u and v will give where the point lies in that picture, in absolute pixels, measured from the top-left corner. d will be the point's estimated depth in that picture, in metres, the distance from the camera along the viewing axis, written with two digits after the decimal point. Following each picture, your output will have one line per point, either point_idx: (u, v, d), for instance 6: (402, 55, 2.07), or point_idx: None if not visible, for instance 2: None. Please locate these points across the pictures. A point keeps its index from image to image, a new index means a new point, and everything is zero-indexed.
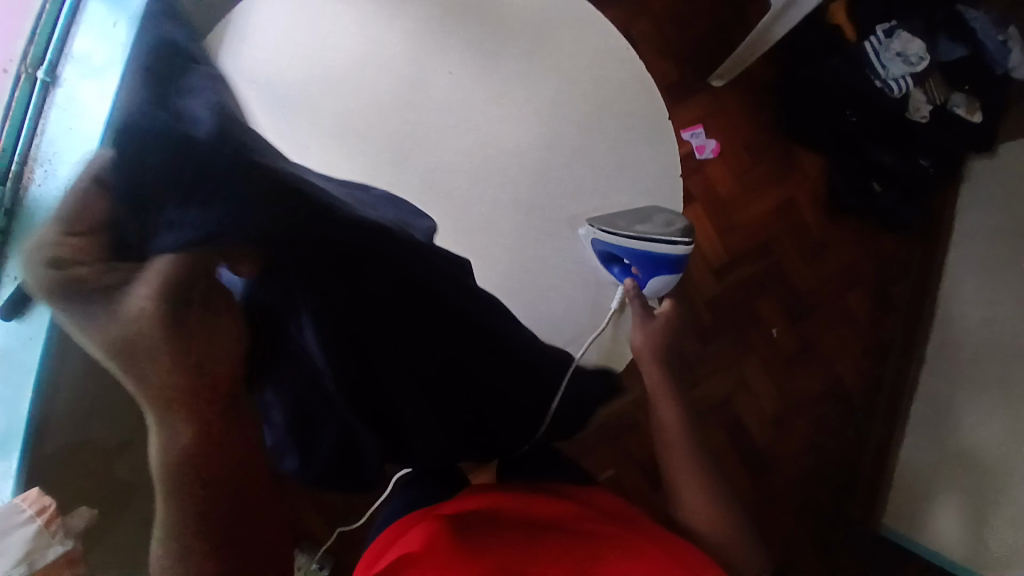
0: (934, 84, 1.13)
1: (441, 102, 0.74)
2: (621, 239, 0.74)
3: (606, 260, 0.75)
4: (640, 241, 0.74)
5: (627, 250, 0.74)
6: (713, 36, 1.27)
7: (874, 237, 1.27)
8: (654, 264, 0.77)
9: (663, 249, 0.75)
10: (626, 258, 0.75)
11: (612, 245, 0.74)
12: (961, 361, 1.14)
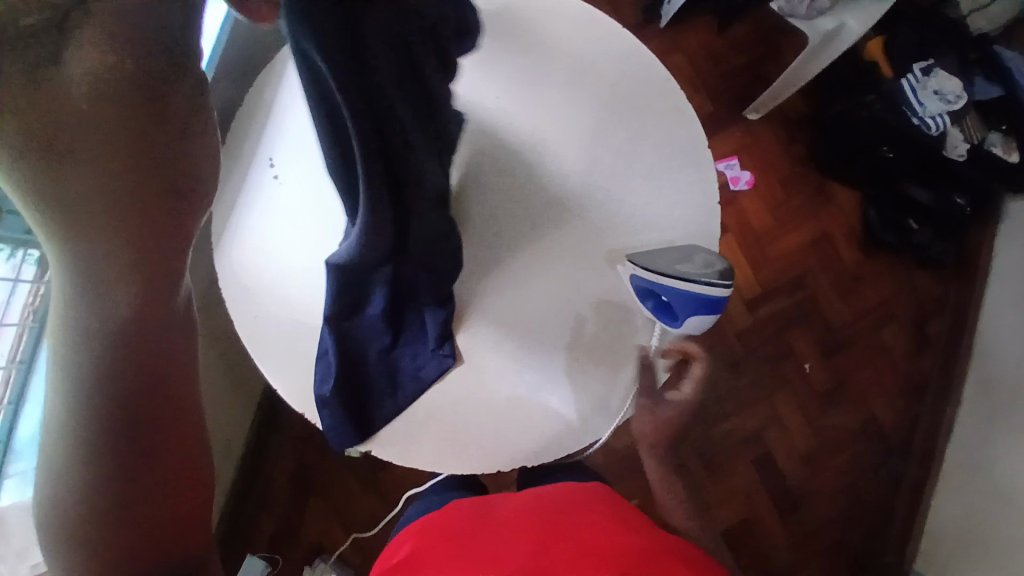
0: (972, 123, 1.11)
1: (487, 123, 0.78)
2: (657, 274, 0.68)
3: (646, 295, 0.71)
4: (678, 277, 0.68)
5: (666, 286, 0.68)
6: (748, 71, 1.29)
7: (911, 273, 1.27)
8: (686, 303, 0.68)
9: (694, 289, 0.67)
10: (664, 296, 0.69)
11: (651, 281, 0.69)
12: (996, 402, 1.11)
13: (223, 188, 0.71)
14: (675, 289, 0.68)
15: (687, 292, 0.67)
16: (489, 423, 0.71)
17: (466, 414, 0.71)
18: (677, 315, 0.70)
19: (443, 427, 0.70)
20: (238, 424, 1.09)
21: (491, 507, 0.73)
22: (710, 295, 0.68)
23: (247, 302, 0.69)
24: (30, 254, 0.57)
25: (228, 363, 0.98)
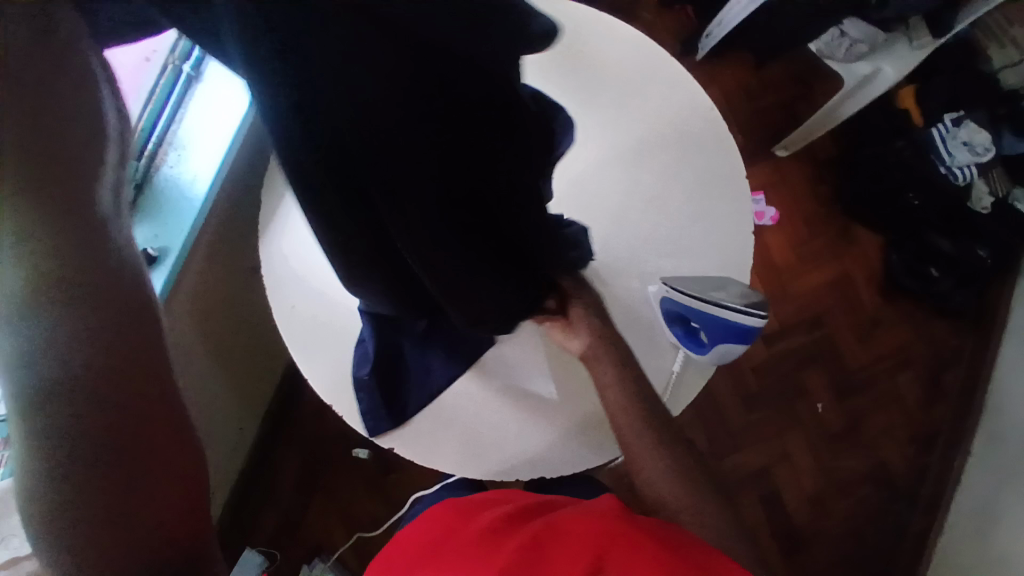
0: (998, 177, 1.17)
1: None
2: (691, 296, 0.68)
3: (677, 318, 0.71)
4: (712, 303, 0.67)
5: (699, 310, 0.67)
6: (781, 110, 1.32)
7: (929, 321, 1.27)
8: (717, 331, 0.67)
9: (725, 315, 0.66)
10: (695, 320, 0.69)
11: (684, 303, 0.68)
12: (1007, 456, 1.10)
13: (275, 176, 0.73)
14: (707, 314, 0.67)
15: (720, 319, 0.66)
16: (512, 429, 0.70)
17: (490, 427, 0.71)
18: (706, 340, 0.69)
19: (465, 430, 0.70)
20: (252, 413, 1.10)
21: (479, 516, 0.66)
22: (743, 324, 0.65)
23: (286, 292, 0.70)
24: None
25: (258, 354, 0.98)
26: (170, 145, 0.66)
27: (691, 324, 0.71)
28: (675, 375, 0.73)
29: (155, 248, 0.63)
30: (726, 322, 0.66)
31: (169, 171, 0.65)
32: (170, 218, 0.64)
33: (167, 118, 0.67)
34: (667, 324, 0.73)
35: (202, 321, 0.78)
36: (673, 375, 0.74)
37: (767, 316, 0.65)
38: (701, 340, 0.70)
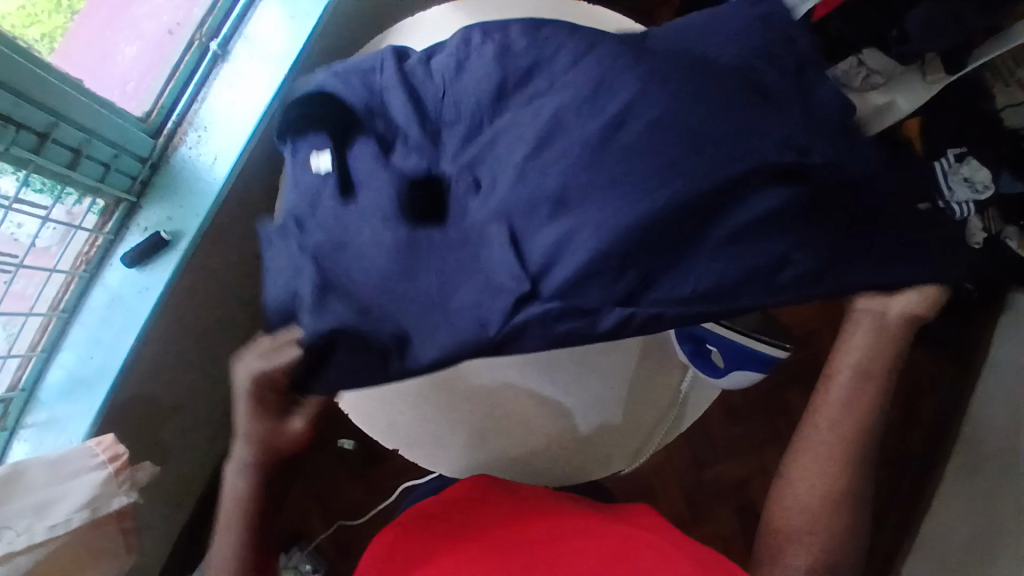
0: (992, 215, 1.14)
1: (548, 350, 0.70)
2: (714, 322, 0.64)
3: (690, 341, 0.68)
4: (736, 329, 0.64)
5: (720, 335, 0.64)
6: None
7: (911, 349, 1.32)
8: (739, 357, 0.65)
9: (751, 342, 0.64)
10: (710, 344, 0.66)
11: (704, 327, 0.65)
12: (976, 484, 1.13)
13: None
14: (732, 340, 0.64)
15: (745, 348, 0.64)
16: (515, 439, 0.69)
17: (495, 439, 0.69)
18: (722, 364, 0.67)
19: (470, 438, 0.69)
20: (240, 397, 1.09)
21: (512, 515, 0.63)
22: (769, 355, 0.64)
23: None
24: (95, 204, 0.62)
25: (259, 339, 0.97)
26: (193, 125, 0.65)
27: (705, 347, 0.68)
28: (680, 396, 0.71)
29: (169, 231, 0.62)
30: (749, 348, 0.64)
31: (192, 152, 0.64)
32: (186, 203, 0.63)
33: (190, 98, 0.65)
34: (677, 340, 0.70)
35: (203, 306, 0.77)
36: (679, 395, 0.72)
37: (790, 348, 0.64)
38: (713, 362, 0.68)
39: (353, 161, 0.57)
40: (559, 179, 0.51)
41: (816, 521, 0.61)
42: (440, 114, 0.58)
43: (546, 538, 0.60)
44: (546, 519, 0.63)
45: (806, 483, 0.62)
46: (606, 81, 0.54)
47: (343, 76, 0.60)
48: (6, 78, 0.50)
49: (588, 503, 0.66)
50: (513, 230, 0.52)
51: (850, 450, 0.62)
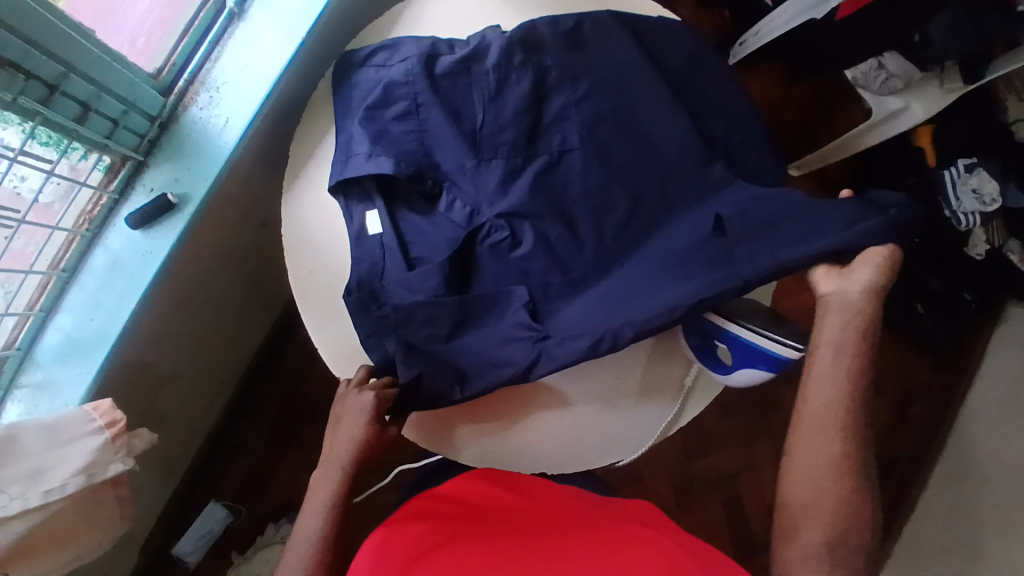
0: (996, 228, 1.13)
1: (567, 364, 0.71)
2: (727, 318, 0.66)
3: (702, 336, 0.69)
4: (748, 326, 0.65)
5: (731, 332, 0.65)
6: (799, 129, 1.33)
7: (905, 353, 1.32)
8: (746, 354, 0.65)
9: (759, 339, 0.64)
10: (720, 340, 0.67)
11: (717, 322, 0.66)
12: (964, 492, 1.14)
13: (308, 134, 0.70)
14: (740, 337, 0.65)
15: (755, 345, 0.64)
16: (532, 438, 0.69)
17: (511, 436, 0.69)
18: (732, 362, 0.67)
19: (489, 441, 0.69)
20: (235, 366, 1.08)
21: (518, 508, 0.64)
22: (778, 355, 0.63)
23: (296, 247, 0.67)
24: (101, 161, 0.60)
25: (258, 307, 0.95)
26: (205, 85, 0.63)
27: (716, 343, 0.69)
28: (684, 390, 0.72)
29: (176, 193, 0.60)
30: (758, 345, 0.64)
31: (202, 113, 0.62)
32: (194, 165, 0.61)
33: (202, 56, 0.63)
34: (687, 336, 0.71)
35: (206, 274, 0.75)
36: (683, 388, 0.72)
37: (803, 350, 0.62)
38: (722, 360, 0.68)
39: (404, 224, 0.68)
40: (587, 269, 0.70)
41: (825, 494, 0.58)
42: (482, 152, 0.68)
43: (548, 522, 0.61)
44: (536, 493, 0.67)
45: (817, 455, 0.59)
46: (602, 175, 0.71)
47: (392, 121, 0.66)
48: (16, 23, 0.47)
49: (590, 500, 0.67)
50: (539, 304, 0.69)
51: (857, 433, 0.60)
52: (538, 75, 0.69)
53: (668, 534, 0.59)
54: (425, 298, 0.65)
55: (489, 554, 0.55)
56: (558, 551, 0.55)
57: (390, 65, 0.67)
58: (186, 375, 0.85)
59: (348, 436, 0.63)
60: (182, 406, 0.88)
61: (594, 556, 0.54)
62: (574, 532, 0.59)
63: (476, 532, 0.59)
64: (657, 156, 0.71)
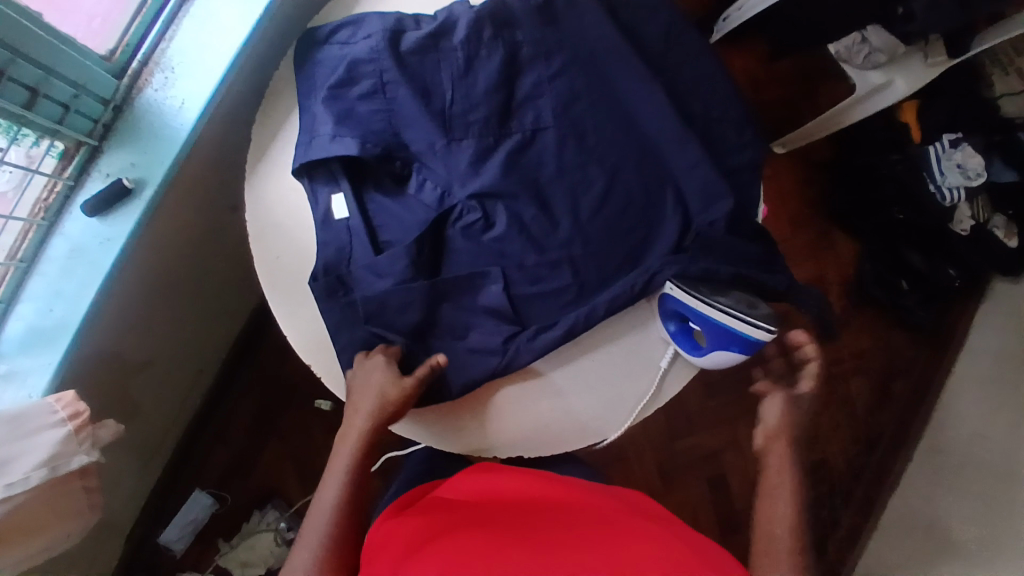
0: (981, 204, 1.14)
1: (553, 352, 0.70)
2: (700, 299, 0.65)
3: (675, 318, 0.68)
4: (720, 307, 0.64)
5: (704, 314, 0.65)
6: (783, 106, 1.31)
7: (889, 330, 1.32)
8: (718, 335, 0.65)
9: (728, 320, 0.64)
10: (693, 321, 0.67)
11: (689, 303, 0.65)
12: (946, 467, 1.15)
13: (270, 114, 0.68)
14: (711, 318, 0.64)
15: (731, 325, 0.64)
16: (523, 425, 0.68)
17: (501, 422, 0.68)
18: (707, 344, 0.67)
19: (482, 428, 0.68)
20: (214, 353, 1.07)
21: (524, 499, 0.63)
22: (750, 336, 0.63)
23: (262, 232, 0.65)
24: (54, 147, 0.58)
25: (234, 294, 0.94)
26: (160, 66, 0.61)
27: (690, 326, 0.68)
28: (661, 371, 0.71)
29: (132, 178, 0.59)
30: (728, 326, 0.64)
31: (157, 95, 0.60)
32: (151, 148, 0.59)
33: (156, 35, 0.61)
34: (663, 318, 0.70)
35: (174, 260, 0.73)
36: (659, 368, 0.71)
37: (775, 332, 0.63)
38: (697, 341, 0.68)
39: (372, 206, 0.66)
40: (564, 253, 0.68)
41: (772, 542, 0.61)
42: (453, 132, 0.66)
43: (554, 512, 0.60)
44: (543, 483, 0.65)
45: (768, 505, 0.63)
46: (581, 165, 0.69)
47: (358, 100, 0.64)
48: None
49: (598, 491, 0.66)
50: (513, 287, 0.68)
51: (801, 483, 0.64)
52: (509, 51, 0.67)
53: (666, 526, 0.58)
54: (392, 281, 0.64)
55: (496, 542, 0.54)
56: (562, 539, 0.54)
57: (355, 42, 0.65)
58: (159, 363, 0.83)
59: (358, 424, 0.63)
60: (158, 395, 0.86)
61: (601, 544, 0.53)
62: (579, 522, 0.57)
63: (477, 524, 0.58)
64: (631, 144, 0.70)
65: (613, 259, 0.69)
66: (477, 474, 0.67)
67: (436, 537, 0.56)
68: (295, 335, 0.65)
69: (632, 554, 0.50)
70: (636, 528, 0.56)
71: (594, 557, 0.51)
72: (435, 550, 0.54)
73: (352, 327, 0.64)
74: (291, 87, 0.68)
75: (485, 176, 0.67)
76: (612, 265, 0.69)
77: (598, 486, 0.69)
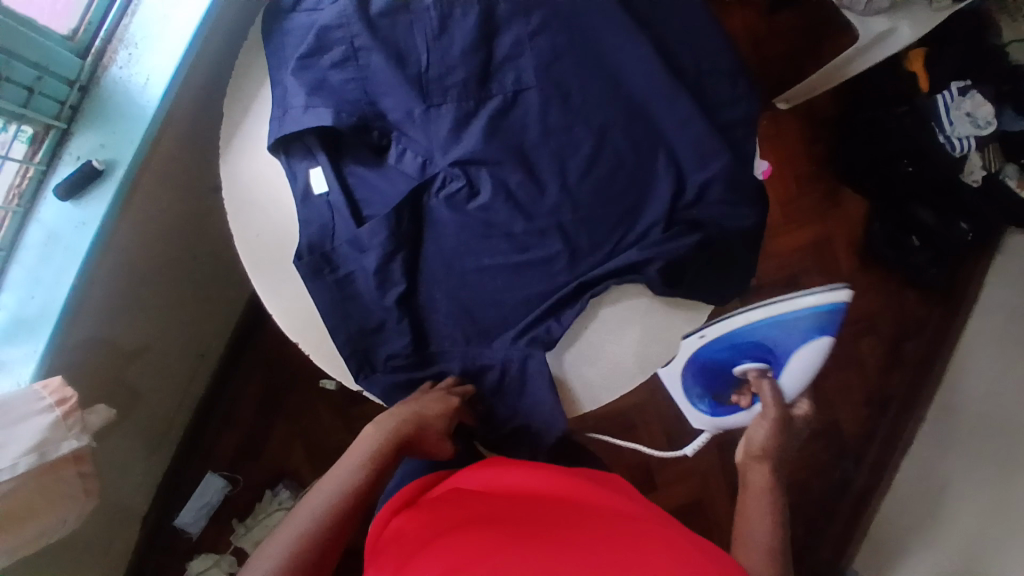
0: (992, 152, 1.11)
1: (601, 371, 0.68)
2: (745, 311, 0.69)
3: (725, 351, 0.70)
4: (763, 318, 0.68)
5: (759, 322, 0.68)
6: (786, 61, 1.26)
7: (900, 289, 1.28)
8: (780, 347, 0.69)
9: (788, 319, 0.68)
10: (758, 356, 0.70)
11: (738, 327, 0.69)
12: (958, 425, 1.13)
13: (240, 86, 0.66)
14: (763, 330, 0.69)
15: (789, 319, 0.68)
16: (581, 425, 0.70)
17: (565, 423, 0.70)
18: (775, 368, 0.70)
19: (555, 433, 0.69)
20: (214, 337, 1.07)
21: (530, 492, 0.62)
22: (821, 309, 0.68)
23: (239, 209, 0.64)
24: (22, 131, 0.57)
25: (229, 277, 0.93)
26: (123, 42, 0.59)
27: (752, 367, 0.71)
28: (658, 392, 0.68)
29: (102, 159, 0.57)
30: (788, 329, 0.68)
31: (122, 73, 0.58)
32: (119, 128, 0.58)
33: (118, 11, 0.59)
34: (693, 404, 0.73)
35: (157, 242, 0.73)
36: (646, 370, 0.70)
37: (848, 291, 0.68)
38: (738, 403, 0.72)
39: (352, 179, 0.65)
40: (551, 218, 0.66)
41: None
42: (432, 97, 0.64)
43: (559, 505, 0.59)
44: (550, 475, 0.64)
45: None
46: (566, 124, 0.66)
47: (330, 69, 0.62)
48: None
49: (608, 487, 0.64)
50: (499, 256, 0.66)
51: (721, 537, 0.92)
52: (485, 9, 0.65)
53: (671, 526, 0.57)
54: (375, 255, 0.63)
55: (500, 534, 0.53)
56: (565, 534, 0.53)
57: (322, 8, 0.63)
58: (156, 346, 0.83)
59: (365, 451, 0.61)
60: (160, 379, 0.87)
61: (604, 539, 0.52)
62: (583, 517, 0.57)
63: (488, 519, 0.56)
64: (618, 101, 0.67)
65: (601, 221, 0.67)
66: (487, 469, 0.65)
67: (444, 533, 0.55)
68: (279, 312, 0.65)
69: (633, 551, 0.50)
70: (640, 526, 0.55)
71: (594, 554, 0.49)
72: (438, 549, 0.53)
73: (336, 303, 0.63)
74: (262, 57, 0.66)
75: (465, 142, 0.65)
76: (601, 229, 0.67)
77: (603, 478, 0.68)
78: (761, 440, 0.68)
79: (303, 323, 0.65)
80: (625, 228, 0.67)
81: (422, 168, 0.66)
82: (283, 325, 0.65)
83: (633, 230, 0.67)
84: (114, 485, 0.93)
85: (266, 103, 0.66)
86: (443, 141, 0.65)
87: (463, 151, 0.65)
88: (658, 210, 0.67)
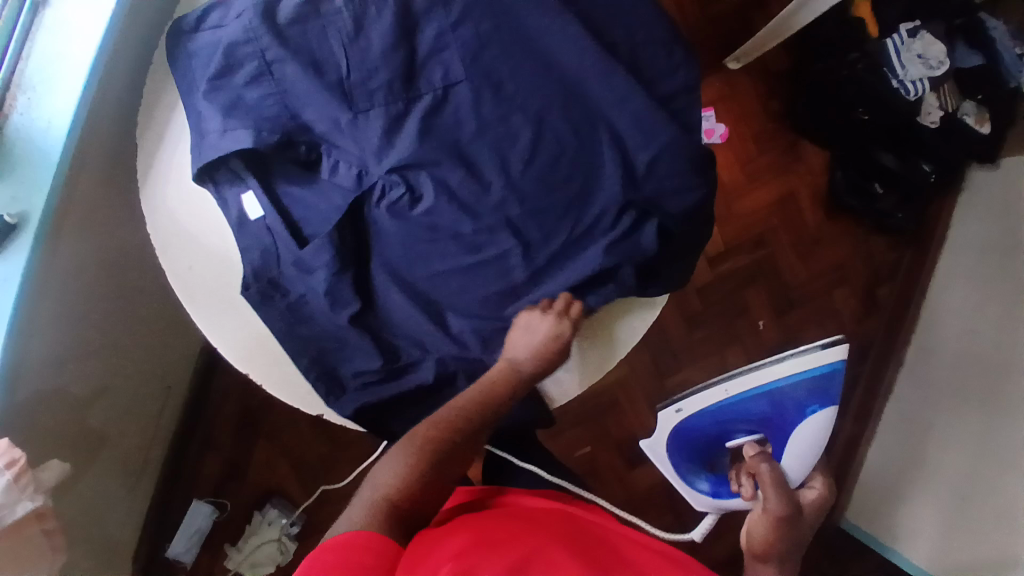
0: (948, 90, 1.09)
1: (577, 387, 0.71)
2: (724, 382, 0.64)
3: (709, 424, 0.67)
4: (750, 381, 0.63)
5: (743, 395, 0.64)
6: (733, 17, 1.24)
7: (869, 237, 1.27)
8: (775, 411, 0.63)
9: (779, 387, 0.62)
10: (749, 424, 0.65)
11: (720, 398, 0.65)
12: (937, 366, 1.14)
13: (150, 115, 0.63)
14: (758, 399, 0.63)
15: (779, 387, 0.62)
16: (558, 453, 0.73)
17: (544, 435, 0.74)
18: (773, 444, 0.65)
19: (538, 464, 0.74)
20: (180, 363, 1.04)
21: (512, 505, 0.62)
22: (822, 370, 0.61)
23: (166, 242, 0.62)
24: None
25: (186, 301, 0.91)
26: (21, 87, 0.56)
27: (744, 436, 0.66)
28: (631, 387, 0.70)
29: (14, 213, 0.54)
30: (781, 395, 0.63)
31: (24, 119, 0.55)
32: (28, 177, 0.55)
33: (12, 56, 0.56)
34: (693, 485, 0.69)
35: (93, 283, 0.70)
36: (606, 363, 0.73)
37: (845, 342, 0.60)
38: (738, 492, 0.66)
39: (287, 199, 0.63)
40: (496, 214, 0.64)
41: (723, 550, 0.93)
42: (358, 104, 0.61)
43: (539, 512, 0.59)
44: (532, 496, 0.64)
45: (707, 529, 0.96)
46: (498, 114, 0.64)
47: (244, 87, 0.59)
48: None
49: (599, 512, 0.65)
50: (447, 262, 0.65)
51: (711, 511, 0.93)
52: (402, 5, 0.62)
53: (651, 544, 0.58)
54: (322, 276, 0.61)
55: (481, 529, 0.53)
56: (541, 531, 0.54)
57: (226, 24, 0.60)
58: (116, 383, 0.80)
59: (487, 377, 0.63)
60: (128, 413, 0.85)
61: (578, 543, 0.52)
62: (563, 523, 0.57)
63: (471, 519, 0.57)
64: (550, 85, 0.65)
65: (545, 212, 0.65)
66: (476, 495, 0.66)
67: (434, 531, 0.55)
68: (223, 344, 0.63)
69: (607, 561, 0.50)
70: (617, 543, 0.55)
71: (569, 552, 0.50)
72: (420, 548, 0.52)
73: (288, 328, 0.62)
74: (168, 81, 0.63)
75: (397, 146, 0.62)
76: (544, 220, 0.65)
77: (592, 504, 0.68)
78: (758, 540, 0.62)
79: (251, 351, 0.63)
80: (574, 216, 0.66)
81: (355, 178, 0.63)
82: (230, 355, 0.63)
83: (584, 216, 0.66)
84: (98, 526, 0.92)
85: (180, 129, 0.63)
86: (373, 146, 0.62)
87: (397, 155, 0.62)
88: (605, 194, 0.65)
